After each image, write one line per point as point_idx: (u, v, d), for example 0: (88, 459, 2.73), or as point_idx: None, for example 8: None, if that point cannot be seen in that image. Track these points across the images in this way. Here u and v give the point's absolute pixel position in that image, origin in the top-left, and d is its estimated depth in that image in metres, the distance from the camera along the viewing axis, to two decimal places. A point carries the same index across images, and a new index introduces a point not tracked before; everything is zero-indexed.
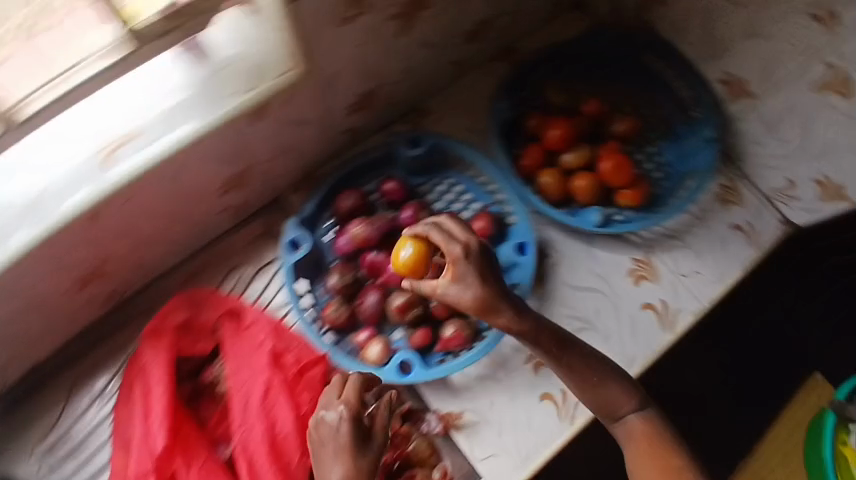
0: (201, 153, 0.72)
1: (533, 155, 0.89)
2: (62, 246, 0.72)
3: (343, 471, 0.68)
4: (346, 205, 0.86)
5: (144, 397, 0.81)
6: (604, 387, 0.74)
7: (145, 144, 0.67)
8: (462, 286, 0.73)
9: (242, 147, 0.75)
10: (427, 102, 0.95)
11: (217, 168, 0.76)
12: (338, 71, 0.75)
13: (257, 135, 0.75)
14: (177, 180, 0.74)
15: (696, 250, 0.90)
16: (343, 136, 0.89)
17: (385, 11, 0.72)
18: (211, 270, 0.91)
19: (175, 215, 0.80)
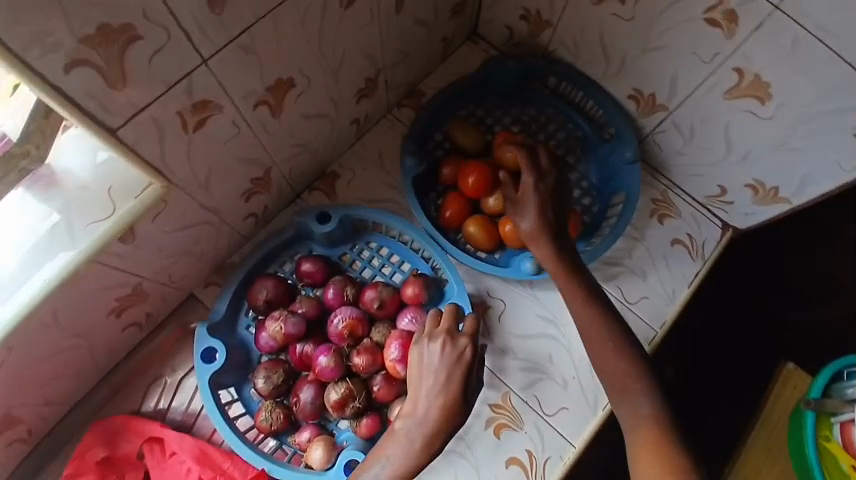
0: (75, 289, 0.64)
1: (453, 206, 0.84)
2: None
3: (439, 406, 0.62)
4: (261, 296, 0.78)
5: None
6: (618, 360, 0.63)
7: (4, 297, 0.61)
8: (536, 207, 0.73)
9: (125, 267, 0.68)
10: (334, 165, 0.90)
11: (104, 293, 0.69)
12: (216, 165, 0.68)
13: (139, 253, 0.68)
14: (57, 320, 0.66)
15: (641, 273, 0.84)
16: (247, 222, 0.82)
17: (251, 97, 0.65)
18: (127, 393, 0.81)
19: (70, 352, 0.72)
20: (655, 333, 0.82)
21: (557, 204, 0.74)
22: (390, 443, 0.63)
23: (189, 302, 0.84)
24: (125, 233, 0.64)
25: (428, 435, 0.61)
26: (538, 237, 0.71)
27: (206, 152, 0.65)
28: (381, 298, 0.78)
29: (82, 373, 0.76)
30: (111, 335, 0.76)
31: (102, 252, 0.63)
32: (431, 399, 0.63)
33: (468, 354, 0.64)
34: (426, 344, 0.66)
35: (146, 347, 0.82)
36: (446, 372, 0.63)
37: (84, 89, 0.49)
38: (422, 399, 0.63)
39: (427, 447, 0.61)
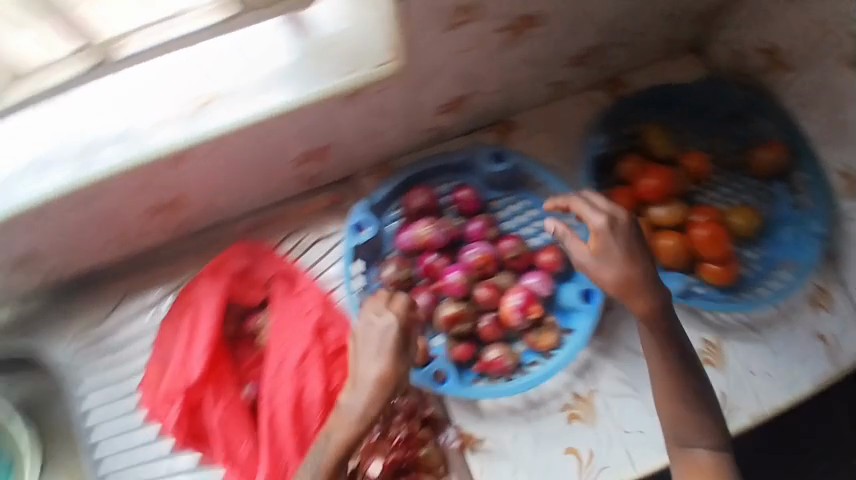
0: (286, 123, 0.69)
1: (623, 200, 0.83)
2: (127, 188, 0.71)
3: (377, 373, 0.67)
4: (416, 202, 0.84)
5: (185, 330, 0.80)
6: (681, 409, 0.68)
7: (235, 105, 0.67)
8: (615, 258, 0.69)
9: (320, 127, 0.73)
10: (518, 114, 0.89)
11: (295, 142, 0.74)
12: (439, 69, 0.70)
13: (343, 117, 0.72)
14: (260, 144, 0.71)
15: (772, 349, 0.81)
16: (426, 134, 0.85)
17: (500, 20, 0.66)
18: (268, 230, 0.88)
19: (244, 178, 0.79)
20: (762, 413, 0.79)
21: (636, 250, 0.69)
22: (337, 419, 0.66)
23: (345, 181, 0.90)
24: (345, 96, 0.68)
25: (368, 400, 0.66)
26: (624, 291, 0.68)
27: (438, 59, 0.68)
28: (519, 250, 0.81)
29: (238, 200, 0.84)
30: (276, 180, 0.82)
31: (317, 105, 0.68)
32: (371, 366, 0.67)
33: (393, 331, 0.69)
34: (367, 313, 0.71)
35: (294, 203, 0.89)
36: (381, 344, 0.68)
37: None
38: (364, 370, 0.67)
39: (366, 413, 0.65)
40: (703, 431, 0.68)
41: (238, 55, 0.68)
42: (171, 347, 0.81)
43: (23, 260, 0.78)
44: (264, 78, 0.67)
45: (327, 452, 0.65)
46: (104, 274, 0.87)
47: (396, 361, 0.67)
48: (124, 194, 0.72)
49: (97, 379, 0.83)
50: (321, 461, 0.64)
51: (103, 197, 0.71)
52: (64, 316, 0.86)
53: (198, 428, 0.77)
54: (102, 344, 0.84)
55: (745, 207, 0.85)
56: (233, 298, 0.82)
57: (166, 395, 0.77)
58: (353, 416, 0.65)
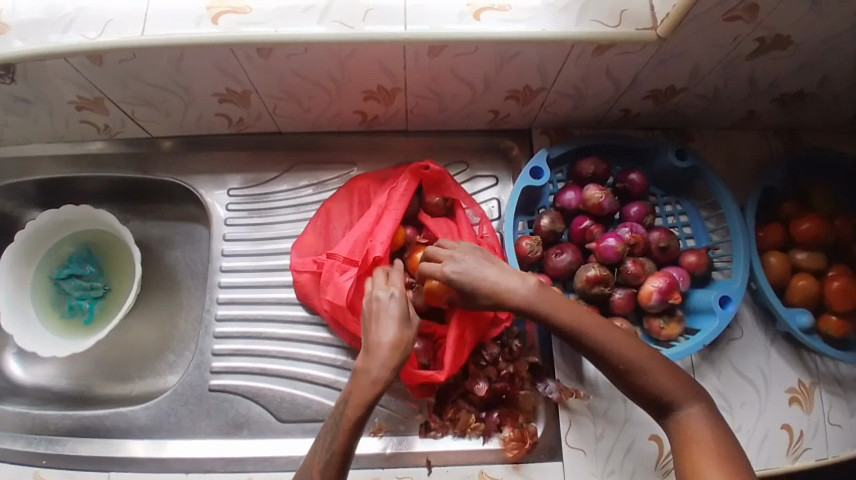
0: (533, 53, 0.74)
1: (772, 233, 0.89)
2: (368, 61, 0.75)
3: (395, 333, 0.68)
4: (589, 170, 0.87)
5: (372, 212, 0.84)
6: (630, 376, 0.65)
7: (507, 19, 0.71)
8: (476, 271, 0.70)
9: (553, 67, 0.77)
10: (696, 131, 0.95)
11: (520, 75, 0.79)
12: (679, 54, 0.75)
13: (576, 67, 0.77)
14: (500, 64, 0.76)
15: (851, 407, 0.88)
16: (616, 115, 0.90)
17: (761, 31, 0.71)
18: (437, 153, 0.95)
19: (455, 94, 0.83)
20: (827, 456, 0.86)
21: (478, 268, 0.71)
22: (362, 382, 0.66)
23: (522, 132, 0.95)
24: (600, 46, 0.72)
25: (387, 360, 0.66)
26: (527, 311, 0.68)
27: (694, 41, 0.72)
28: (669, 244, 0.84)
29: (429, 112, 0.88)
30: (473, 105, 0.87)
31: (572, 45, 0.72)
32: (385, 331, 0.68)
33: (399, 300, 0.70)
34: (372, 292, 0.72)
35: (467, 134, 0.95)
36: (382, 321, 0.69)
37: None
38: (380, 336, 0.68)
39: (381, 375, 0.66)
40: (668, 388, 0.64)
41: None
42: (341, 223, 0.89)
43: (227, 96, 0.82)
44: (533, 9, 0.72)
45: (352, 402, 0.65)
46: (285, 138, 0.94)
47: (408, 328, 0.69)
48: (360, 65, 0.76)
49: (255, 222, 0.93)
50: (346, 412, 0.64)
51: (344, 62, 0.75)
52: (230, 167, 0.95)
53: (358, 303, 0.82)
54: (248, 202, 0.94)
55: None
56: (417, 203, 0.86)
57: (342, 259, 0.81)
58: (371, 378, 0.66)
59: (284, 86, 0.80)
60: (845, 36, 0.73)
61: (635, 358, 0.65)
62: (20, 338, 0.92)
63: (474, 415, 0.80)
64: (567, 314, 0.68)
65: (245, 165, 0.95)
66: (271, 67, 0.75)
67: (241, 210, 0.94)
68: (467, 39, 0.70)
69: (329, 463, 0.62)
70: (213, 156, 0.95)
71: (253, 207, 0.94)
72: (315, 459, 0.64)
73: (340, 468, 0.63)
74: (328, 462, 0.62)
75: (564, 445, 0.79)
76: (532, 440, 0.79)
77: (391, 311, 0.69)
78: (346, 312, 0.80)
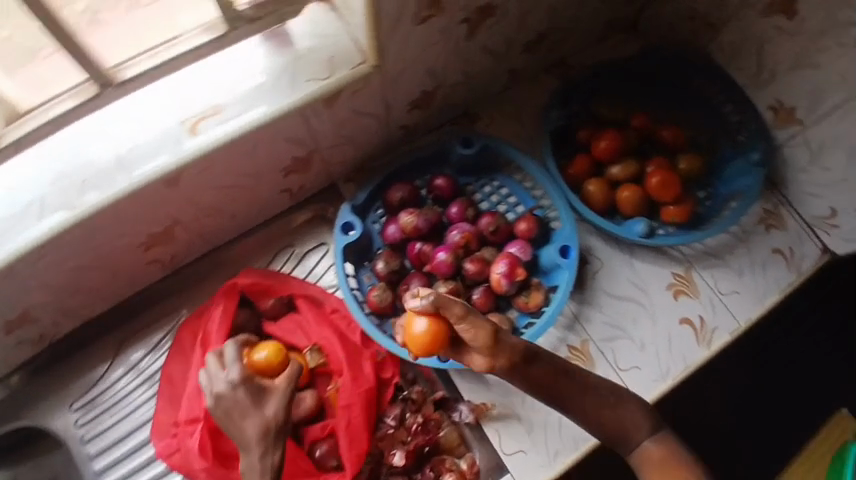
0: (272, 133, 0.73)
1: (580, 163, 0.92)
2: (122, 218, 0.71)
3: (257, 422, 0.68)
4: (397, 196, 0.89)
5: (197, 349, 0.82)
6: (612, 412, 0.73)
7: (226, 119, 0.69)
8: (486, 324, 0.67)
9: (304, 134, 0.77)
10: (480, 107, 0.98)
11: (280, 154, 0.78)
12: (403, 68, 0.76)
13: (323, 124, 0.77)
14: (253, 156, 0.75)
15: (736, 269, 0.91)
16: (398, 132, 0.93)
17: (459, 14, 0.73)
18: (260, 252, 0.92)
19: (238, 196, 0.81)
20: (738, 325, 0.89)
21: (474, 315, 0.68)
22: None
23: (329, 190, 0.95)
24: (326, 100, 0.73)
25: (263, 450, 0.68)
26: (506, 368, 0.67)
27: (409, 53, 0.74)
28: (498, 224, 0.89)
29: (229, 222, 0.86)
30: (262, 196, 0.85)
31: (300, 112, 0.72)
32: (248, 425, 0.68)
33: (241, 382, 0.69)
34: (212, 381, 0.71)
35: (282, 219, 0.93)
36: (239, 408, 0.68)
37: None
38: (246, 431, 0.68)
39: (266, 467, 0.67)
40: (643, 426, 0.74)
41: (239, 63, 0.71)
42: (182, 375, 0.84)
43: (14, 319, 0.77)
44: (246, 96, 0.70)
45: None
46: (106, 318, 0.89)
47: (275, 405, 0.69)
48: (116, 226, 0.72)
49: (115, 416, 0.87)
50: None
51: (99, 232, 0.71)
52: (74, 373, 0.89)
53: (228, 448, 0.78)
54: (99, 400, 0.88)
55: (691, 156, 0.91)
56: (246, 317, 0.85)
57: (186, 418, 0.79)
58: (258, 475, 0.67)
59: (63, 280, 0.76)
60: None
61: (605, 396, 0.73)
62: None
63: None
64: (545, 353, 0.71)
65: (81, 365, 0.89)
66: (32, 276, 0.71)
67: (96, 412, 0.87)
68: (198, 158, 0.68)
69: None
70: (46, 372, 0.89)
71: (106, 403, 0.88)
72: None
73: None
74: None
75: (504, 456, 0.81)
76: (473, 473, 0.80)
77: (244, 396, 0.69)
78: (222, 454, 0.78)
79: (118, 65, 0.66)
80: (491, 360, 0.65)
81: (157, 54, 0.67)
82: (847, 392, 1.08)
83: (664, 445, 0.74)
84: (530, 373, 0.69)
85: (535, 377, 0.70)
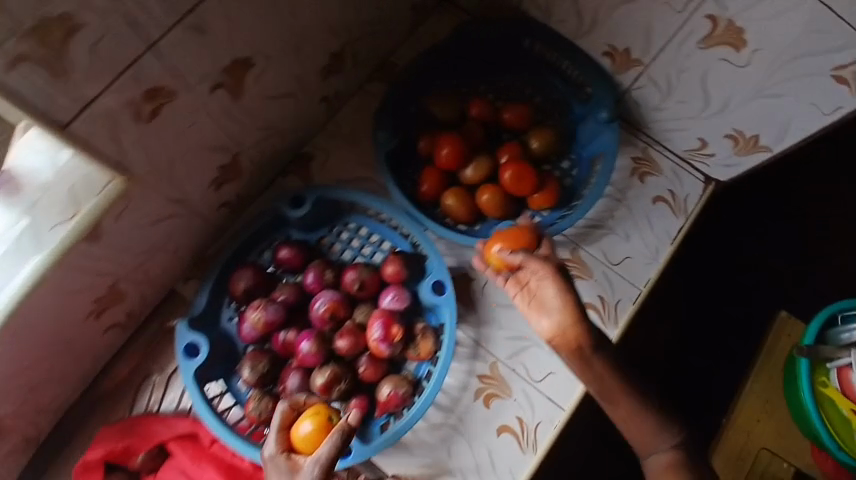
0: (53, 289, 0.64)
1: (430, 179, 0.82)
2: None
3: None
4: (240, 286, 0.77)
5: None
6: (650, 422, 0.68)
7: None
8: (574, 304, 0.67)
9: (96, 270, 0.68)
10: (310, 144, 0.88)
11: (80, 297, 0.69)
12: (170, 160, 0.64)
13: (106, 252, 0.67)
14: (41, 315, 0.65)
15: (623, 234, 0.84)
16: (221, 212, 0.81)
17: (204, 82, 0.60)
18: (121, 390, 0.83)
19: (60, 349, 0.73)
20: (640, 292, 0.83)
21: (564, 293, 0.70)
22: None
23: (175, 294, 0.84)
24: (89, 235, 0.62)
25: None
26: (569, 347, 0.67)
27: (169, 144, 0.62)
28: (362, 279, 0.79)
29: (66, 369, 0.76)
30: (90, 336, 0.76)
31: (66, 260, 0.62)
32: None
33: (278, 446, 0.65)
34: (271, 445, 0.65)
35: (135, 340, 0.84)
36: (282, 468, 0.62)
37: (25, 89, 0.45)
38: None
39: None
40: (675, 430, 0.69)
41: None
42: None
43: None
44: None
45: None
46: None
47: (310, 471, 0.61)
48: None
49: None
50: None
51: None
52: None
53: None
54: None
55: (540, 130, 0.84)
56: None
57: None
58: None
59: None
60: (286, 16, 0.64)
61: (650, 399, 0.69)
62: None
63: None
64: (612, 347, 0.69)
65: None
66: None
67: None
68: None
69: None
70: None
71: None
72: None
73: None
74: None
75: None
76: None
77: (283, 462, 0.63)
78: None
79: None
80: (560, 330, 0.67)
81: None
82: (761, 296, 1.09)
83: (680, 459, 0.67)
84: (591, 365, 0.67)
85: (601, 375, 0.67)
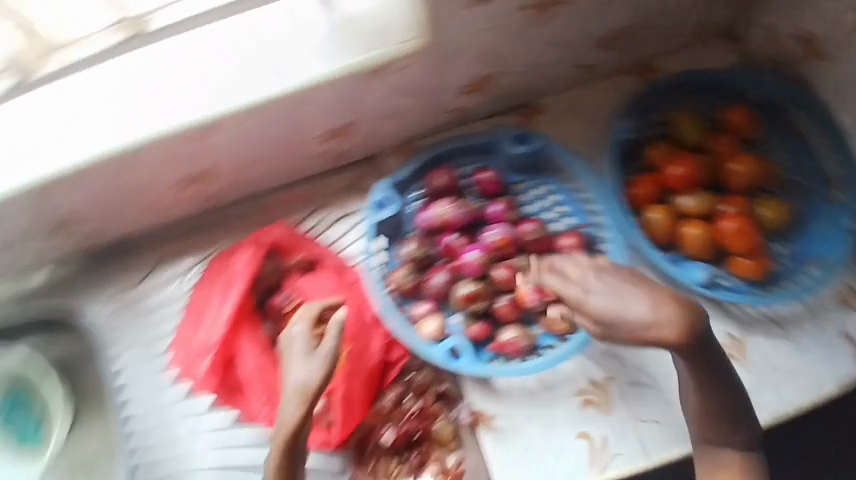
0: (320, 94, 0.75)
1: (646, 186, 0.82)
2: (165, 153, 0.76)
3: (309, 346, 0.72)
4: (439, 181, 0.85)
5: (218, 288, 0.86)
6: (738, 427, 0.68)
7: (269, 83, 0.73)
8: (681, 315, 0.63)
9: (354, 97, 0.78)
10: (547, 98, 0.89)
11: (323, 113, 0.79)
12: (459, 48, 0.75)
13: (373, 88, 0.77)
14: (298, 107, 0.76)
15: (798, 347, 0.79)
16: (449, 115, 0.87)
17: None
18: (293, 208, 0.91)
19: (282, 144, 0.83)
20: (786, 410, 0.77)
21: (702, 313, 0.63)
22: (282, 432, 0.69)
23: (370, 160, 0.91)
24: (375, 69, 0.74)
25: (322, 364, 0.70)
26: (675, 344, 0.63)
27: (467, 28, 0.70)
28: (541, 233, 0.81)
29: (271, 166, 0.86)
30: (301, 154, 0.86)
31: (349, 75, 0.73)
32: (299, 342, 0.73)
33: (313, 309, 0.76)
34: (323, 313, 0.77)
35: (327, 178, 0.91)
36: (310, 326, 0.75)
37: None
38: (296, 347, 0.73)
39: (305, 381, 0.69)
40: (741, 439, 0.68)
41: (287, 21, 0.75)
42: (202, 311, 0.86)
43: (63, 222, 0.82)
44: (295, 55, 0.74)
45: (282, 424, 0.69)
46: (143, 236, 0.90)
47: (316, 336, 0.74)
48: (163, 158, 0.77)
49: (137, 347, 0.87)
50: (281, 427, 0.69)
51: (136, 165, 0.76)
52: (88, 287, 0.89)
53: (234, 380, 0.84)
54: (113, 319, 0.88)
55: (774, 202, 0.83)
56: (270, 264, 0.87)
57: (199, 348, 0.84)
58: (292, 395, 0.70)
59: (119, 189, 0.80)
60: None
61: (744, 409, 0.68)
62: None
63: (393, 462, 0.83)
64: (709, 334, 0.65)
65: (107, 277, 0.90)
66: (81, 186, 0.76)
67: (114, 347, 0.87)
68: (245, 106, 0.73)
69: None
70: None
71: (126, 334, 0.87)
72: None
73: None
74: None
75: (494, 467, 0.81)
76: (456, 472, 0.81)
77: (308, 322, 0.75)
78: (232, 390, 0.83)
79: (149, 13, 0.73)
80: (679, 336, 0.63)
81: (174, 9, 0.73)
82: None
83: None
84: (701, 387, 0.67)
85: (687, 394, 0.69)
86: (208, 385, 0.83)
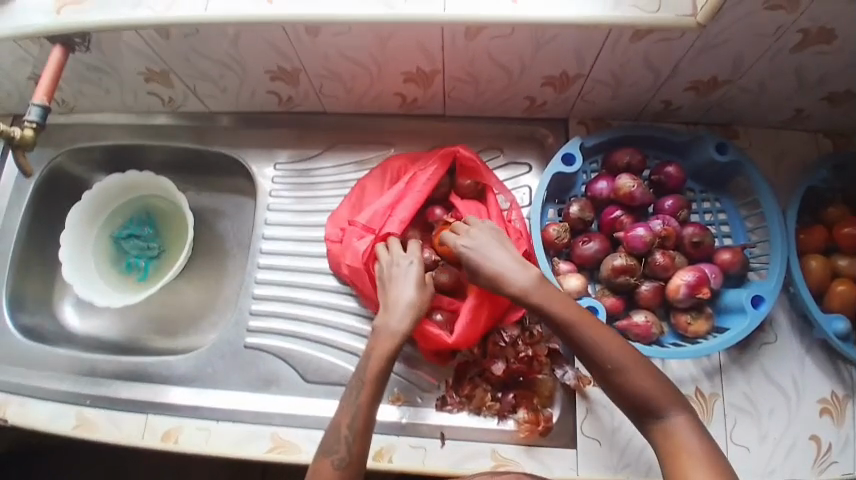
0: (572, 38, 0.75)
1: (813, 236, 0.85)
2: (408, 44, 0.78)
3: (406, 294, 0.78)
4: (623, 159, 0.88)
5: (399, 184, 0.91)
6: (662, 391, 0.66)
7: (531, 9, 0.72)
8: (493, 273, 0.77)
9: (590, 54, 0.77)
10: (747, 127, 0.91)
11: (557, 61, 0.80)
12: (721, 42, 0.72)
13: (619, 50, 0.76)
14: (542, 46, 0.77)
15: None
16: (657, 106, 0.88)
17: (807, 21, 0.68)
18: (473, 140, 0.97)
19: (502, 74, 0.84)
20: None
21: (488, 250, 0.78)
22: (382, 340, 0.75)
23: (559, 122, 0.95)
24: (638, 31, 0.71)
25: (407, 315, 0.76)
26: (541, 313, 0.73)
27: (714, 40, 0.72)
28: (703, 239, 0.84)
29: (478, 92, 0.89)
30: (509, 91, 0.88)
31: (610, 29, 0.72)
32: (400, 288, 0.78)
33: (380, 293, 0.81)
34: (393, 259, 0.81)
35: (514, 124, 0.96)
36: (392, 278, 0.80)
37: None
38: (392, 292, 0.78)
39: (399, 330, 0.75)
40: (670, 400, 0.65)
41: None
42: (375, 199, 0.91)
43: (278, 74, 0.87)
44: None
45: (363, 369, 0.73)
46: (335, 117, 0.99)
47: (416, 284, 0.78)
48: (401, 47, 0.79)
49: (299, 206, 0.98)
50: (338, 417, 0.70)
51: (375, 44, 0.78)
52: (281, 143, 1.00)
53: None
54: (292, 177, 0.99)
55: None
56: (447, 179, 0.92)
57: (362, 228, 0.88)
58: (385, 331, 0.75)
59: (345, 62, 0.83)
60: None
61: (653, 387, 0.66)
62: (76, 282, 0.97)
63: (489, 393, 0.87)
64: (571, 304, 0.72)
65: (296, 140, 1.00)
66: (319, 47, 0.79)
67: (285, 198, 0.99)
68: (505, 22, 0.72)
69: (357, 415, 0.69)
70: (263, 133, 1.00)
71: (296, 192, 0.98)
72: (343, 417, 0.70)
73: (365, 441, 0.68)
74: (355, 416, 0.69)
75: (579, 432, 0.84)
76: (548, 424, 0.84)
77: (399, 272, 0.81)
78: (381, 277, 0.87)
79: None
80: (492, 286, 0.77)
81: None
82: None
83: None
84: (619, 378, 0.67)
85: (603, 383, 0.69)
86: (357, 264, 0.87)
